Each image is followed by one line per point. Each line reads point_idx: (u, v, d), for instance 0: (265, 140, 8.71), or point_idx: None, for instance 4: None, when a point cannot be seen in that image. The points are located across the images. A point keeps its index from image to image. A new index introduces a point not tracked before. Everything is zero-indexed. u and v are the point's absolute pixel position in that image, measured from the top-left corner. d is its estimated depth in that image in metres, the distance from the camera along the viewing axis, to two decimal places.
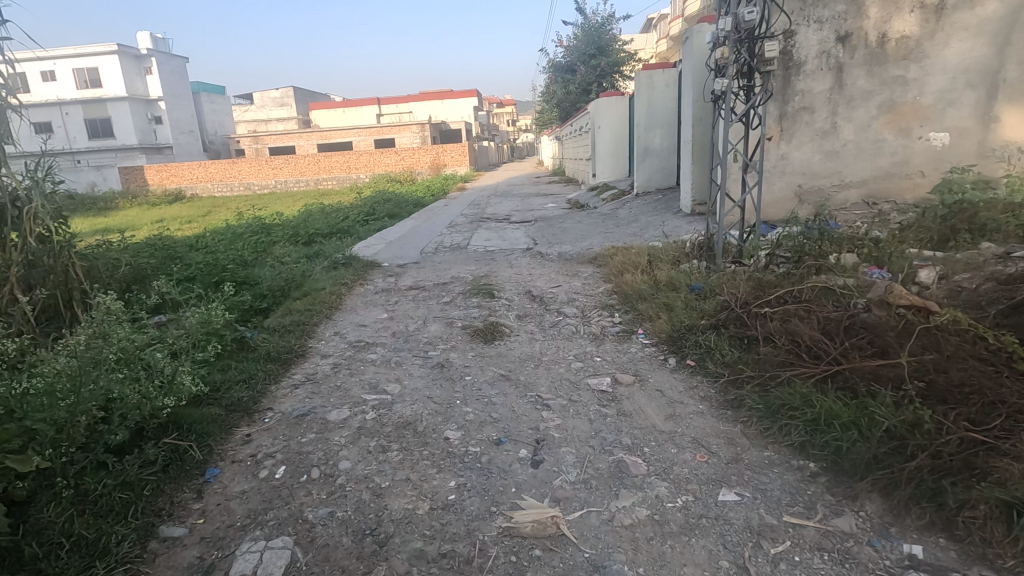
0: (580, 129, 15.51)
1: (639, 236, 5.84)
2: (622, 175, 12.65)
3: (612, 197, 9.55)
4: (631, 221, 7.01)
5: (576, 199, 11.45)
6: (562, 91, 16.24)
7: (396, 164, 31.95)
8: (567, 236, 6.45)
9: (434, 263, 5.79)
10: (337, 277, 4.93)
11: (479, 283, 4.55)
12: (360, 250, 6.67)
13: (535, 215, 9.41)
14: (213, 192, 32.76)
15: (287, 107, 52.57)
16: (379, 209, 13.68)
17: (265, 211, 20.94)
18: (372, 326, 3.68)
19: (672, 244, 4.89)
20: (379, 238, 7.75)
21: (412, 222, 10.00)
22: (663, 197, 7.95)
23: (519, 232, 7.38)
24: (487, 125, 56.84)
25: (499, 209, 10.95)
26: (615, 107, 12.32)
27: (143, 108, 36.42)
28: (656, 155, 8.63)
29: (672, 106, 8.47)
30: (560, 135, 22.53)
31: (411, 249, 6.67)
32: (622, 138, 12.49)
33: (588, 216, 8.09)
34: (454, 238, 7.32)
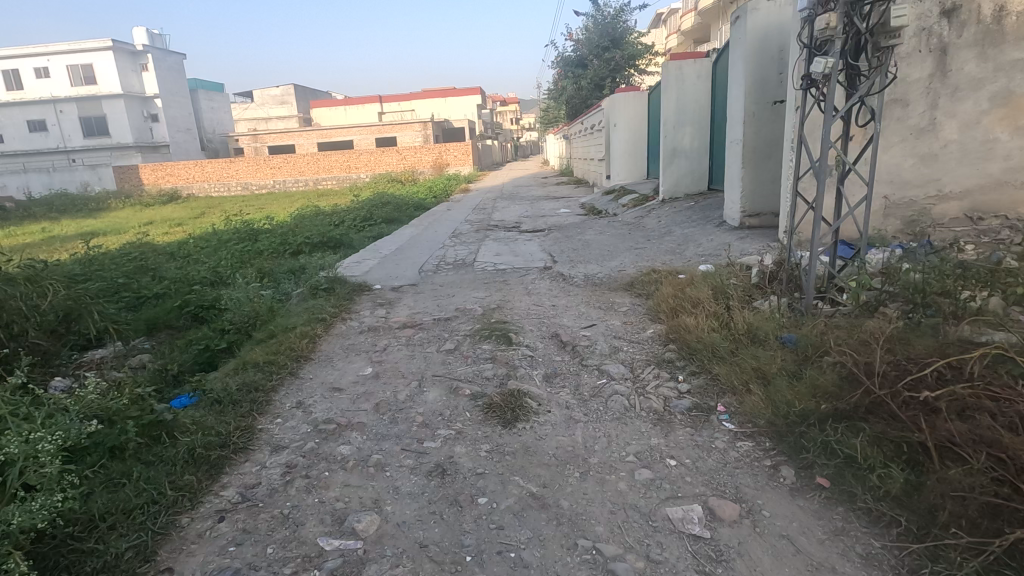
0: (592, 127, 14.56)
1: (679, 255, 4.90)
2: (639, 177, 11.69)
3: (634, 203, 8.59)
4: (662, 233, 6.07)
5: (591, 204, 10.50)
6: (573, 87, 15.27)
7: (397, 164, 31.07)
8: (590, 252, 5.52)
9: (435, 286, 4.87)
10: (314, 308, 4.01)
11: (491, 320, 3.64)
12: (350, 268, 5.74)
13: (548, 223, 8.45)
14: (211, 192, 31.94)
15: (287, 105, 51.72)
16: (377, 213, 12.78)
17: (261, 213, 20.11)
18: (349, 389, 2.74)
19: (729, 269, 3.95)
20: (373, 252, 6.80)
21: (411, 230, 9.07)
22: (696, 205, 6.99)
23: (533, 245, 6.47)
24: (490, 123, 55.87)
25: (508, 215, 10.01)
26: (632, 103, 11.38)
27: (138, 106, 35.58)
28: (685, 157, 7.69)
29: (704, 101, 7.53)
30: (568, 133, 21.58)
31: (409, 266, 5.74)
32: (640, 138, 11.53)
33: (610, 226, 7.14)
34: (458, 251, 6.39)
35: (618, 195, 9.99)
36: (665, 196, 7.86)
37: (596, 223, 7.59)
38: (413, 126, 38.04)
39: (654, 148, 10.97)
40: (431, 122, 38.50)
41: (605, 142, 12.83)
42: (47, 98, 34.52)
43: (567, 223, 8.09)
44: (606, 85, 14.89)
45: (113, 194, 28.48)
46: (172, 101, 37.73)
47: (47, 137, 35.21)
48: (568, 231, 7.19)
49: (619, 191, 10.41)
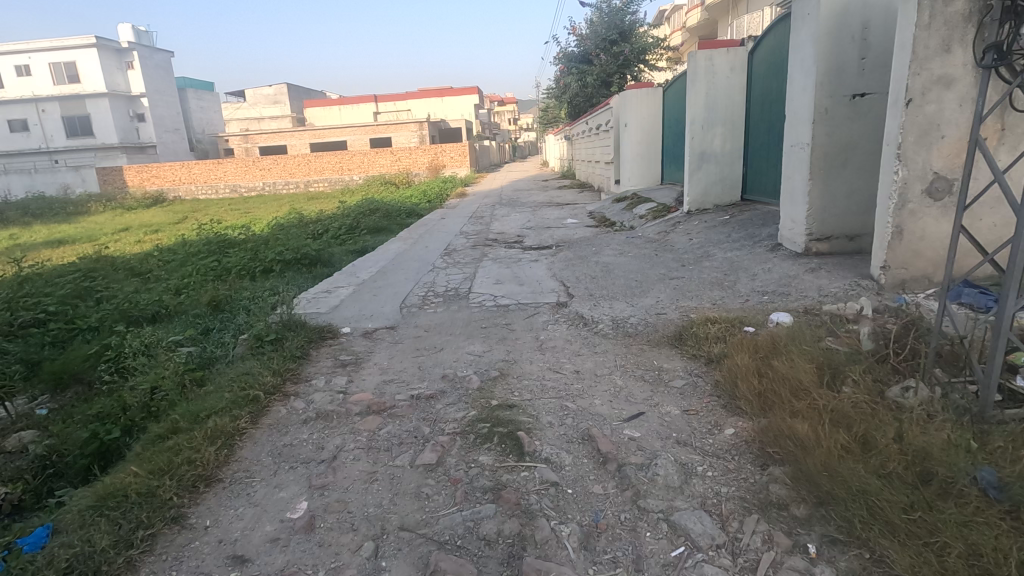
0: (598, 127, 13.51)
1: (731, 292, 3.85)
2: (653, 183, 10.61)
3: (654, 214, 7.51)
4: (697, 257, 5.00)
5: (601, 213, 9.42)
6: (577, 84, 14.20)
7: (392, 165, 29.97)
8: (613, 283, 4.44)
9: (417, 333, 3.79)
10: (247, 374, 2.91)
11: (491, 403, 2.56)
12: (317, 303, 4.65)
13: (555, 238, 7.37)
14: (198, 195, 30.79)
15: (281, 104, 50.56)
16: (365, 221, 11.73)
17: (245, 218, 19.01)
18: (261, 560, 1.67)
19: (818, 325, 2.88)
20: (350, 276, 5.69)
21: (399, 243, 7.96)
22: (731, 220, 5.91)
23: (541, 269, 5.38)
24: (487, 124, 54.84)
25: (508, 226, 8.92)
26: (645, 101, 10.31)
27: (123, 105, 34.39)
28: (715, 163, 6.63)
29: (738, 98, 6.48)
30: (570, 134, 20.54)
31: (390, 299, 4.66)
32: (654, 139, 10.46)
33: (629, 244, 6.06)
34: (451, 277, 5.32)
35: (632, 204, 8.91)
36: (691, 207, 6.80)
37: (612, 239, 6.50)
38: (409, 126, 36.97)
39: (669, 151, 9.91)
40: (427, 122, 37.42)
41: (614, 144, 11.78)
42: (29, 97, 33.37)
43: (578, 238, 7.00)
44: (613, 82, 13.82)
45: (95, 197, 27.33)
46: (159, 100, 36.55)
47: (29, 138, 34.07)
48: (580, 250, 6.11)
49: (632, 200, 9.33)
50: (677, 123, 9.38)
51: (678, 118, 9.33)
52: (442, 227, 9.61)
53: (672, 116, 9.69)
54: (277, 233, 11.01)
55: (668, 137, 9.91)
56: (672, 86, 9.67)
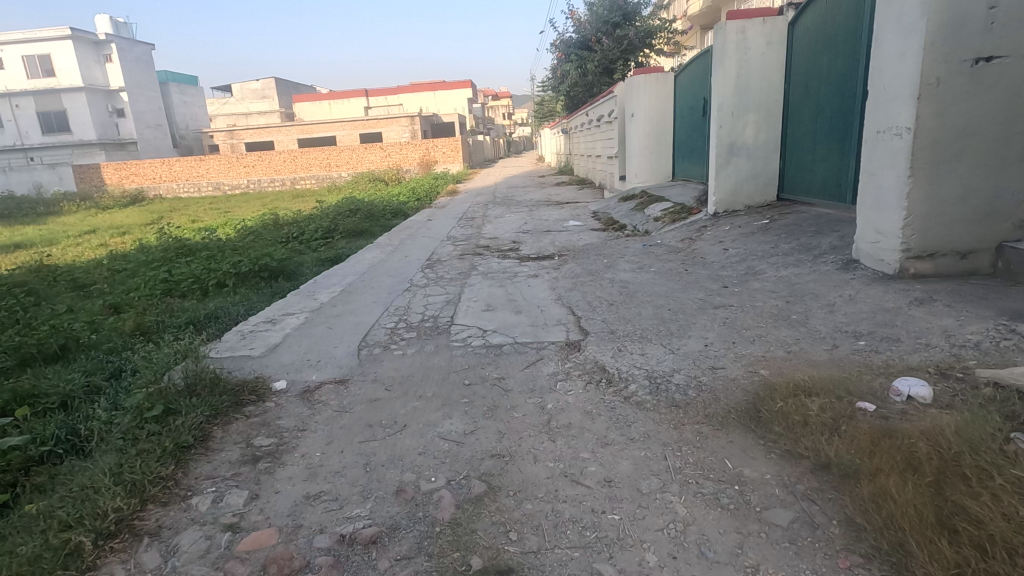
0: (600, 118, 12.45)
1: (807, 333, 2.80)
2: (664, 179, 9.55)
3: (672, 216, 6.46)
4: (739, 274, 3.96)
5: (606, 215, 8.36)
6: (577, 72, 13.09)
7: (381, 161, 28.79)
8: (639, 313, 3.40)
9: (375, 394, 2.74)
10: (86, 491, 1.85)
11: (469, 565, 1.51)
12: (253, 340, 3.58)
13: (556, 244, 6.32)
14: (179, 193, 29.59)
15: (268, 99, 49.14)
16: (344, 223, 10.67)
17: (222, 218, 17.91)
18: None
19: (985, 407, 1.84)
20: (307, 297, 4.62)
21: (376, 251, 6.89)
22: (772, 225, 4.87)
23: (543, 289, 4.34)
24: (481, 118, 53.69)
25: (502, 230, 7.87)
26: (654, 87, 9.25)
27: (101, 99, 33.03)
28: (747, 155, 5.60)
29: (775, 78, 5.43)
30: (568, 127, 19.41)
31: (349, 334, 3.60)
32: (665, 130, 9.39)
33: (647, 254, 5.01)
34: (430, 300, 4.27)
35: (642, 205, 7.86)
36: (718, 208, 5.78)
37: (625, 248, 5.46)
38: (400, 120, 35.73)
39: (683, 143, 8.86)
40: (418, 116, 36.21)
41: (619, 136, 10.69)
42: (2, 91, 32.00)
43: (584, 246, 5.95)
44: (617, 69, 12.72)
45: (70, 196, 26.12)
46: (139, 94, 35.20)
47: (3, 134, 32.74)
48: (589, 261, 5.08)
49: (641, 199, 8.28)
50: (693, 112, 8.32)
51: (694, 106, 8.28)
52: (427, 230, 8.55)
53: (686, 104, 8.64)
54: (245, 237, 9.90)
55: (681, 127, 8.86)
56: (686, 70, 8.59)
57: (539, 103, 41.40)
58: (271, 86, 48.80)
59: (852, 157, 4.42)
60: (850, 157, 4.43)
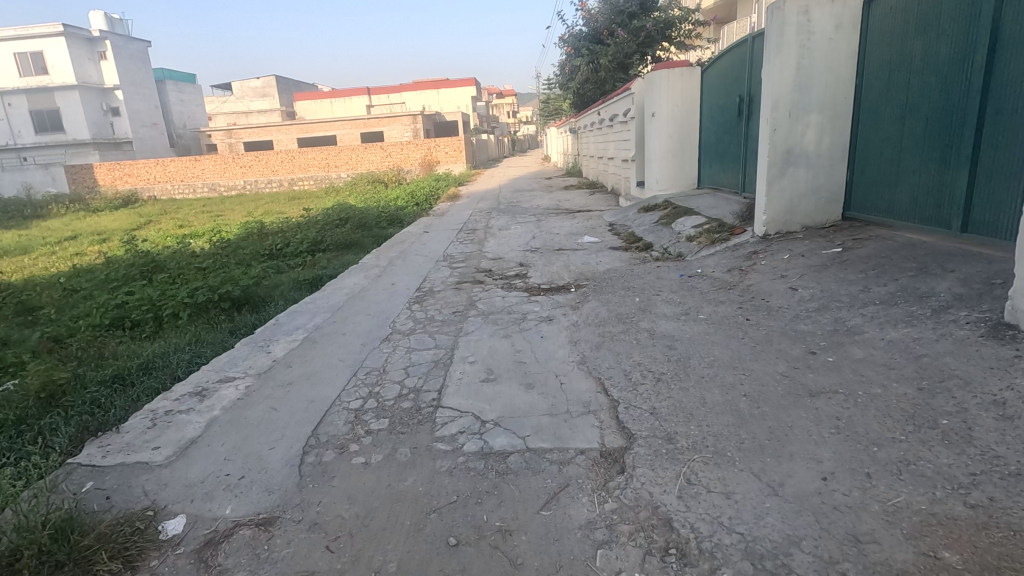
0: (614, 118, 11.42)
1: (982, 459, 1.79)
2: (689, 186, 8.53)
3: (708, 235, 5.44)
4: (824, 332, 2.96)
5: (625, 229, 7.36)
6: (589, 67, 12.00)
7: (381, 162, 27.87)
8: (702, 400, 2.40)
9: (307, 560, 1.74)
10: None
11: None
12: (164, 428, 2.60)
13: (572, 269, 5.32)
14: (174, 194, 28.78)
15: (269, 97, 48.28)
16: (333, 233, 9.72)
17: (211, 223, 17.04)
18: None
19: None
20: (260, 348, 3.64)
21: (360, 273, 5.92)
22: (848, 256, 3.86)
23: (560, 344, 3.35)
24: (485, 117, 52.69)
25: (507, 247, 6.88)
26: (678, 83, 8.21)
27: (95, 98, 32.25)
28: (807, 164, 4.59)
29: (844, 71, 4.41)
30: (577, 127, 18.40)
31: (296, 422, 2.61)
32: (691, 132, 8.36)
33: (689, 291, 4.02)
34: (413, 360, 3.27)
35: (667, 219, 6.85)
36: (769, 228, 4.77)
37: (658, 279, 4.46)
38: (402, 119, 34.78)
39: (712, 147, 7.84)
40: (421, 115, 35.27)
41: (637, 138, 9.66)
42: None
43: (604, 274, 4.95)
44: (632, 64, 11.70)
45: (60, 198, 25.28)
46: (135, 92, 34.40)
47: None
48: (616, 299, 4.08)
49: (665, 212, 7.27)
50: (726, 112, 7.31)
51: (727, 105, 7.28)
52: (422, 245, 7.59)
53: (716, 104, 7.64)
54: (222, 250, 8.98)
55: (710, 129, 7.85)
56: (717, 63, 7.57)
57: (545, 101, 40.37)
58: (271, 84, 47.98)
59: (962, 170, 3.42)
60: (960, 172, 3.43)
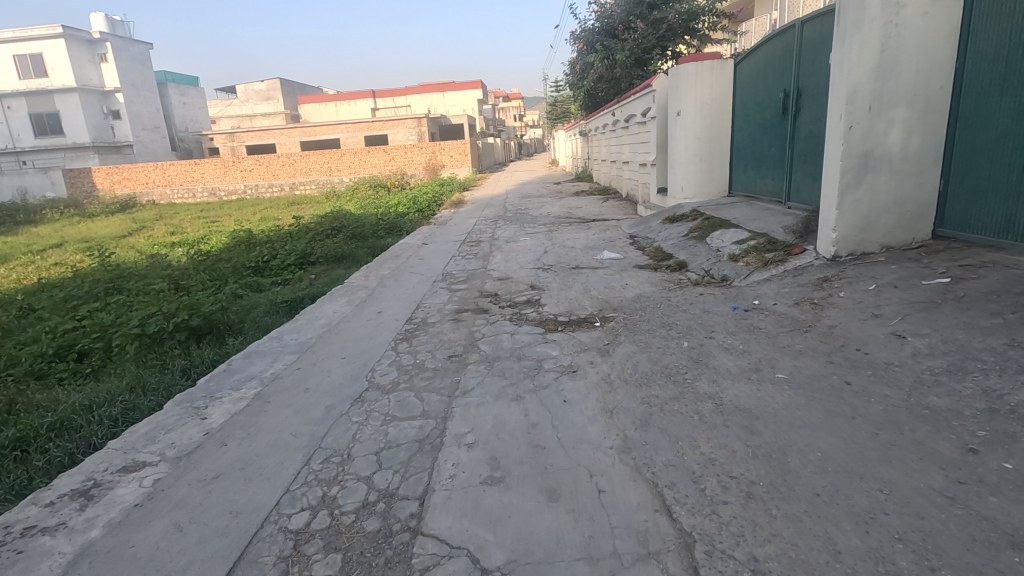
0: (632, 118, 10.54)
1: None
2: (719, 194, 7.65)
3: (757, 255, 4.55)
4: (973, 410, 2.06)
5: (651, 243, 6.47)
6: (603, 64, 11.12)
7: (385, 166, 27.10)
8: (830, 548, 1.51)
9: None
10: None
11: None
12: (8, 565, 1.74)
13: (593, 296, 4.45)
14: (173, 199, 28.21)
15: (273, 101, 47.72)
16: (325, 244, 8.89)
17: (204, 229, 16.28)
18: None
19: None
20: (195, 412, 2.78)
21: (345, 296, 5.06)
22: (963, 290, 2.95)
23: (591, 416, 2.47)
24: (492, 120, 51.91)
25: (516, 264, 6.01)
26: (708, 78, 7.32)
27: (95, 100, 31.76)
28: (889, 171, 3.71)
29: (941, 54, 3.53)
30: (588, 130, 17.51)
31: (204, 559, 1.74)
32: (722, 133, 7.48)
33: (752, 333, 3.13)
34: (389, 438, 2.40)
35: (700, 233, 5.96)
36: (840, 249, 3.88)
37: (706, 313, 3.58)
38: (406, 122, 34.02)
39: (748, 149, 6.96)
40: (426, 118, 34.51)
41: (659, 140, 8.79)
42: None
43: (635, 305, 4.07)
44: (651, 60, 10.79)
45: (56, 202, 24.71)
46: (136, 95, 33.89)
47: None
48: (656, 342, 3.20)
49: (696, 224, 6.36)
50: (765, 110, 6.43)
51: (767, 102, 6.40)
52: (421, 258, 6.73)
53: (753, 101, 6.76)
54: (202, 263, 8.15)
55: (746, 129, 6.96)
56: (754, 55, 6.69)
57: (553, 104, 39.54)
58: (276, 87, 47.46)
59: None
60: None
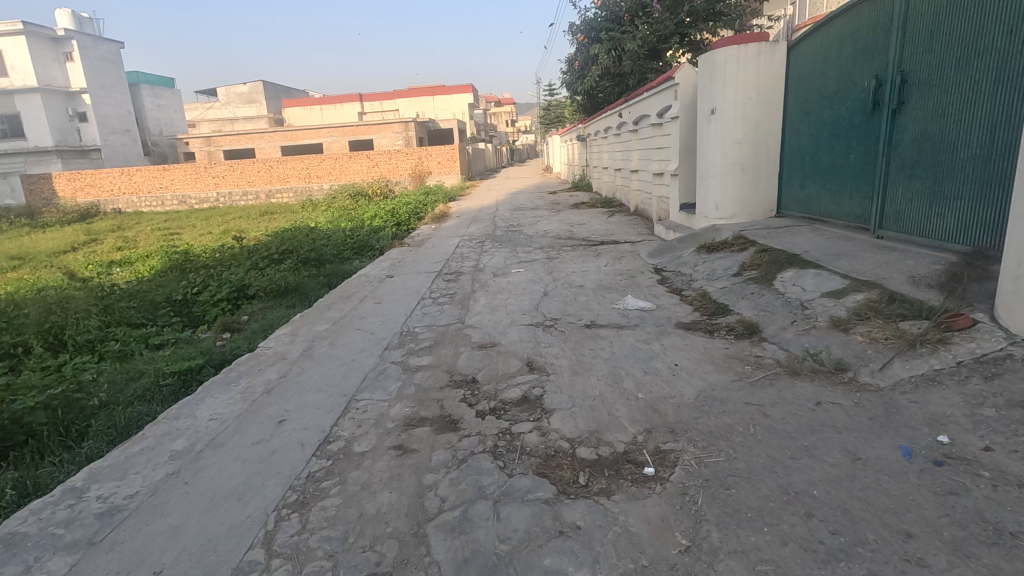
0: (644, 119, 8.95)
1: None
2: (765, 213, 6.05)
3: (884, 325, 2.89)
4: None
5: (687, 283, 4.80)
6: (609, 57, 9.59)
7: (368, 172, 25.38)
8: None
9: None
10: None
11: None
12: None
13: (629, 394, 2.76)
14: (140, 207, 26.36)
15: (256, 104, 45.88)
16: (269, 271, 7.19)
17: (157, 244, 14.49)
18: None
19: None
20: None
21: (245, 378, 3.33)
22: None
23: None
24: (483, 125, 50.39)
25: (505, 316, 4.32)
26: (753, 65, 5.70)
27: (60, 102, 29.88)
28: None
29: None
30: (586, 134, 15.97)
31: None
32: (770, 136, 5.87)
33: (1009, 557, 1.44)
34: None
35: (760, 274, 4.29)
36: None
37: (861, 468, 1.89)
38: (393, 126, 32.42)
39: (809, 157, 5.37)
40: (413, 122, 32.83)
41: (682, 145, 7.18)
42: None
43: (707, 424, 2.38)
44: (669, 49, 9.26)
45: (8, 210, 22.78)
46: (105, 96, 31.96)
47: None
48: (798, 569, 1.51)
49: (749, 258, 4.70)
50: (838, 105, 4.83)
51: (840, 95, 4.81)
52: (380, 303, 5.00)
53: (817, 94, 5.17)
54: (104, 300, 6.37)
55: (805, 130, 5.36)
56: (818, 33, 5.11)
57: (547, 107, 38.00)
58: (258, 90, 45.71)
59: None
60: None
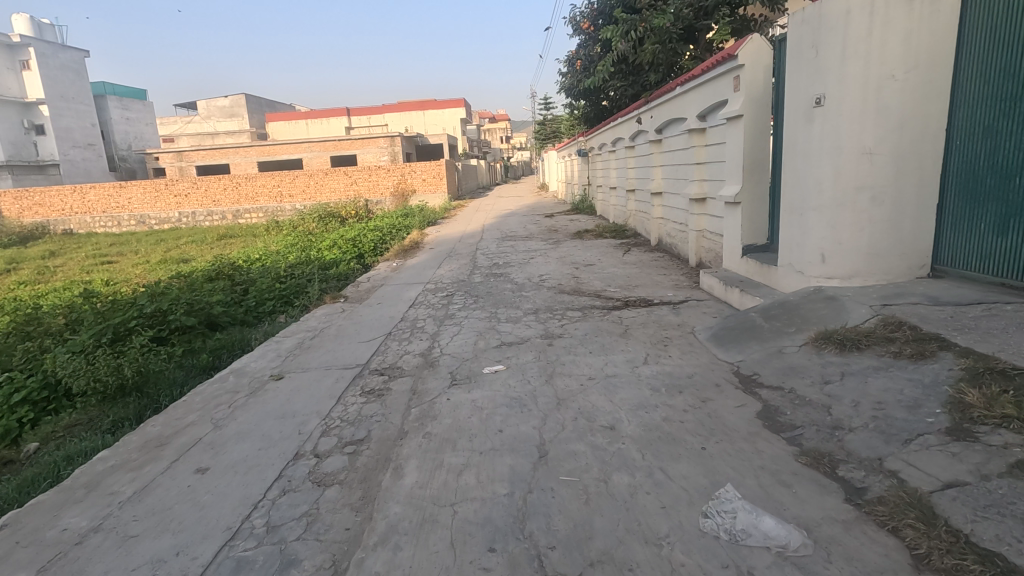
0: (678, 123, 6.59)
1: None
2: (913, 271, 3.61)
3: None
4: None
5: (834, 440, 2.33)
6: (626, 42, 7.43)
7: (345, 190, 22.95)
8: None
9: None
10: None
11: None
12: None
13: None
14: (93, 228, 23.75)
15: (237, 118, 43.55)
16: (114, 349, 4.59)
17: (68, 278, 11.82)
18: None
19: None
20: None
21: None
22: None
23: None
24: (475, 141, 48.22)
25: (446, 555, 1.81)
26: (901, 20, 3.33)
27: (13, 113, 27.51)
28: None
29: None
30: (588, 147, 13.64)
31: None
32: (925, 143, 3.46)
33: None
34: None
35: None
36: None
37: None
38: (379, 141, 30.12)
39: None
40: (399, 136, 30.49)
41: (748, 159, 4.78)
42: None
43: None
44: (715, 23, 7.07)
45: None
46: (65, 108, 29.64)
47: None
48: None
49: (972, 391, 2.22)
50: None
51: None
52: (207, 467, 2.48)
53: None
54: None
55: (1017, 128, 2.99)
56: None
57: (542, 122, 35.76)
58: (240, 104, 43.54)
59: None
60: None
